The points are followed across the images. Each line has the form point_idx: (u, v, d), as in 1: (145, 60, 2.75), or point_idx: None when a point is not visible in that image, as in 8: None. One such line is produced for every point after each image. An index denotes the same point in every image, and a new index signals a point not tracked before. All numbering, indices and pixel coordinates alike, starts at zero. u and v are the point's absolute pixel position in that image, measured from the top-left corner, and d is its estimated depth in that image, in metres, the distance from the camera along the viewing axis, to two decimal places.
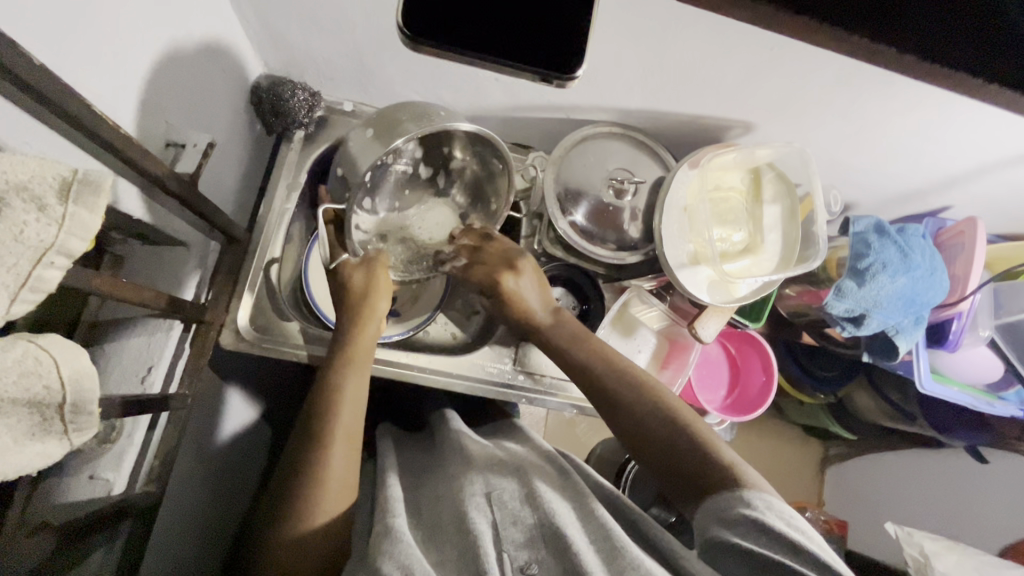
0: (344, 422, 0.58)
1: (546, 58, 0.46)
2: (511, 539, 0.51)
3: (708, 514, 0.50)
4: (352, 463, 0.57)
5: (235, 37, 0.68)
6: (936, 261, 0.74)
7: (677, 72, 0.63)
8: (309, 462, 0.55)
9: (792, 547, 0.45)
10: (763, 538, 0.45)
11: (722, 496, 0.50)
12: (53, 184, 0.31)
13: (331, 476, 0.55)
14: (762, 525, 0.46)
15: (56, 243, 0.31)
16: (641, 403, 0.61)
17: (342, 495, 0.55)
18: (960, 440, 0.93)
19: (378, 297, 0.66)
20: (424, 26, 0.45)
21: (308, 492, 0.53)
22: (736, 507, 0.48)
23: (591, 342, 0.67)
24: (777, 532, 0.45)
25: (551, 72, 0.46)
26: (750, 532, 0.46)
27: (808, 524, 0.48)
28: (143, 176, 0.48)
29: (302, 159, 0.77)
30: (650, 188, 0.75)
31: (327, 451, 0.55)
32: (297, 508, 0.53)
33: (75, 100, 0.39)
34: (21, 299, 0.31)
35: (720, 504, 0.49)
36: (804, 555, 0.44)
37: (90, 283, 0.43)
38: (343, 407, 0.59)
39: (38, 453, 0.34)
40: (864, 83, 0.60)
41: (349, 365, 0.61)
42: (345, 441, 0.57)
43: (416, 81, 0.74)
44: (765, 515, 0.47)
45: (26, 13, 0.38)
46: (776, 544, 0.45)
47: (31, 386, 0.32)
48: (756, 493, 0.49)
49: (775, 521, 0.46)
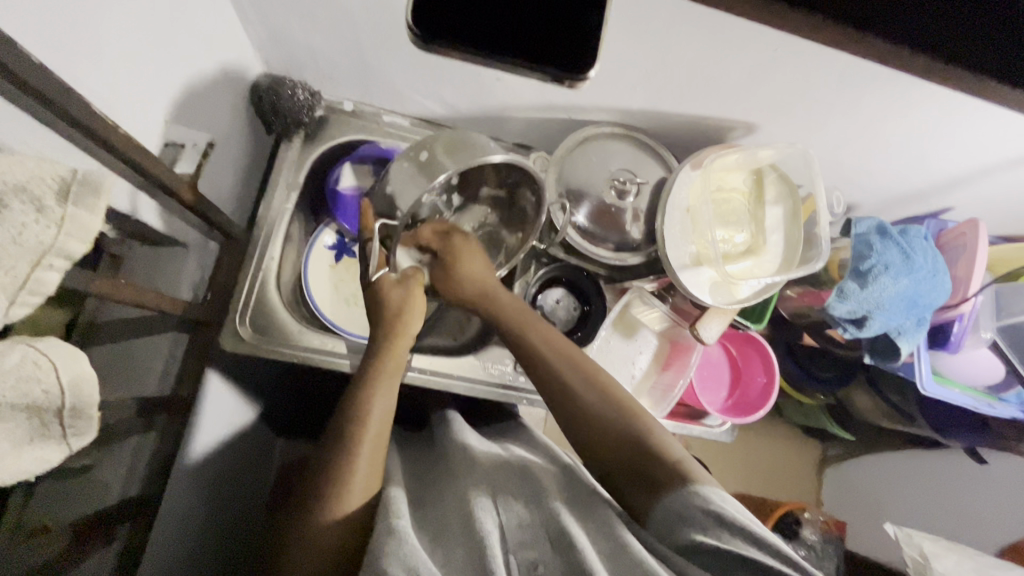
0: (371, 429, 0.58)
1: (556, 58, 0.46)
2: (515, 541, 0.50)
3: (667, 516, 0.50)
4: (377, 466, 0.57)
5: (234, 36, 0.68)
6: (939, 262, 0.74)
7: (681, 72, 0.63)
8: (334, 464, 0.55)
9: (753, 539, 0.46)
10: (724, 532, 0.46)
11: (681, 493, 0.50)
12: (52, 185, 0.31)
13: (355, 473, 0.54)
14: (723, 519, 0.47)
15: (55, 244, 0.30)
16: (593, 394, 0.61)
17: (361, 494, 0.54)
18: (959, 441, 0.93)
19: (412, 315, 0.67)
20: (434, 27, 0.45)
21: (333, 489, 0.53)
22: (695, 505, 0.49)
23: (543, 332, 0.67)
24: (737, 524, 0.46)
25: (562, 71, 0.46)
26: (713, 528, 0.46)
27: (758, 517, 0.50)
28: (142, 175, 0.48)
29: (301, 159, 0.77)
30: (652, 189, 0.75)
31: (354, 458, 0.55)
32: (318, 504, 0.53)
33: (76, 99, 0.38)
34: (20, 302, 0.30)
35: (679, 503, 0.50)
36: (765, 545, 0.45)
37: (88, 284, 0.43)
38: (370, 416, 0.58)
39: (37, 458, 0.33)
40: (869, 84, 0.59)
41: (380, 381, 0.61)
42: (373, 446, 0.57)
43: (418, 80, 0.73)
44: (724, 508, 0.48)
45: (19, 9, 0.37)
46: (736, 535, 0.46)
47: (31, 390, 0.32)
48: (711, 490, 0.50)
49: (735, 514, 0.47)
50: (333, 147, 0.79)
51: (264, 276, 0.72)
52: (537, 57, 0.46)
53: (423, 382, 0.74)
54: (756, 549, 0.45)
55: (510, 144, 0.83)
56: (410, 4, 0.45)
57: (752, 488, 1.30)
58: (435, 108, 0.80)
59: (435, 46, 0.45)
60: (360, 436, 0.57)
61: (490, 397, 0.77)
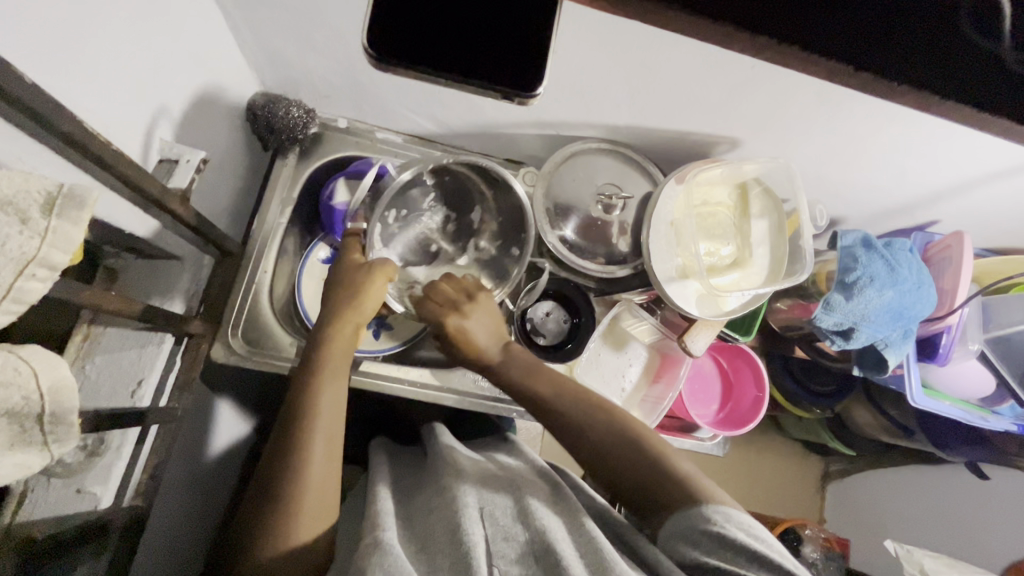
0: (320, 424, 0.57)
1: (512, 75, 0.46)
2: (501, 554, 0.50)
3: (672, 532, 0.50)
4: (332, 469, 0.56)
5: (230, 56, 0.70)
6: (924, 274, 0.74)
7: (664, 90, 0.64)
8: (285, 475, 0.54)
9: (756, 558, 0.46)
10: (726, 552, 0.46)
11: (686, 513, 0.51)
12: (37, 199, 0.32)
13: (309, 471, 0.54)
14: (726, 540, 0.47)
15: (38, 255, 0.31)
16: (613, 431, 0.60)
17: (320, 496, 0.54)
18: (960, 457, 0.92)
19: (372, 293, 0.66)
20: (394, 46, 0.45)
21: (290, 493, 0.53)
22: (697, 525, 0.49)
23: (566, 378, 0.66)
24: (739, 544, 0.47)
25: (514, 89, 0.46)
26: (715, 549, 0.47)
27: (765, 527, 0.50)
28: (135, 190, 0.49)
29: (295, 175, 0.79)
30: (638, 204, 0.77)
31: (304, 457, 0.55)
32: (279, 506, 0.53)
33: (68, 118, 0.40)
34: (3, 310, 0.31)
35: (685, 521, 0.50)
36: (767, 562, 0.46)
37: (77, 296, 0.44)
38: (319, 416, 0.58)
39: (16, 464, 0.34)
40: (844, 102, 0.61)
41: (329, 370, 0.61)
42: (326, 450, 0.57)
43: (408, 98, 0.75)
44: (726, 527, 0.48)
45: (18, 31, 0.39)
46: (739, 557, 0.46)
47: (10, 396, 0.32)
48: (715, 506, 0.50)
49: (738, 534, 0.47)
50: (327, 163, 0.81)
51: (258, 287, 0.76)
52: (490, 78, 0.46)
53: (414, 395, 0.75)
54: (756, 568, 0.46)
55: (500, 159, 0.85)
56: (367, 25, 0.44)
57: (753, 505, 1.29)
58: (427, 126, 0.82)
59: (391, 65, 0.45)
60: (310, 435, 0.56)
61: (478, 410, 0.77)
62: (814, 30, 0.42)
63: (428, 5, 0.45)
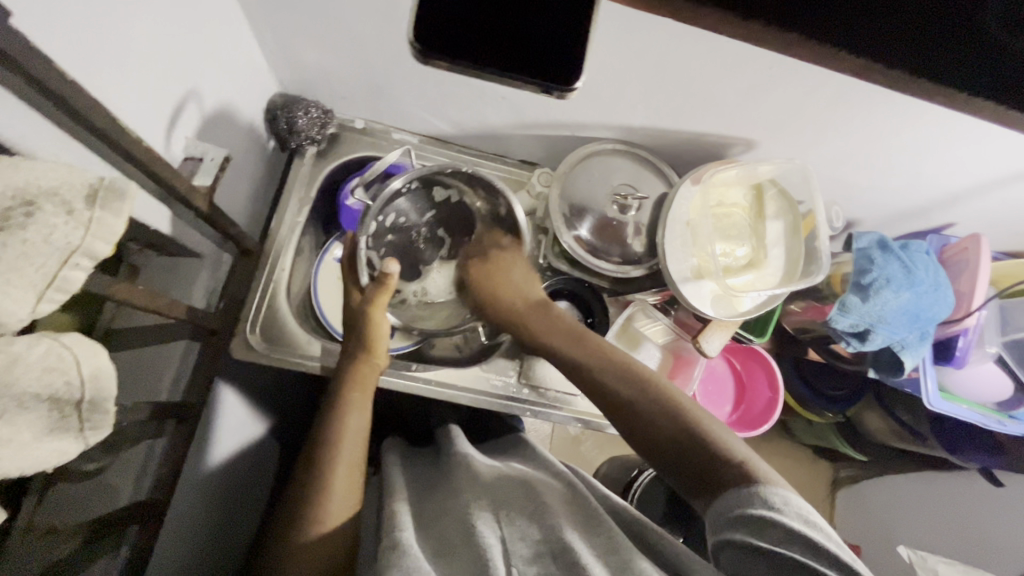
0: (344, 449, 0.58)
1: (547, 70, 0.45)
2: (518, 554, 0.50)
3: (723, 508, 0.49)
4: (353, 491, 0.57)
5: (252, 56, 0.71)
6: (940, 276, 0.74)
7: (680, 90, 0.65)
8: (311, 483, 0.56)
9: (811, 546, 0.44)
10: (775, 537, 0.44)
11: (738, 492, 0.49)
12: (81, 191, 0.33)
13: (332, 494, 0.55)
14: (776, 524, 0.45)
15: (82, 245, 0.32)
16: (657, 414, 0.60)
17: (339, 512, 0.55)
18: (974, 463, 0.91)
19: (376, 311, 0.65)
20: (437, 41, 0.44)
21: (310, 508, 0.54)
22: (750, 505, 0.47)
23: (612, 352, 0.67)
24: (790, 529, 0.44)
25: (552, 83, 0.46)
26: (763, 530, 0.45)
27: (821, 516, 0.48)
28: (164, 187, 0.50)
29: (313, 175, 0.80)
30: (653, 204, 0.77)
31: (328, 482, 0.56)
32: (300, 521, 0.54)
33: (103, 114, 0.41)
34: (46, 299, 0.32)
35: (737, 500, 0.49)
36: (823, 553, 0.43)
37: (108, 289, 0.44)
38: (346, 432, 0.59)
39: (55, 450, 0.35)
40: (861, 103, 0.61)
41: (350, 393, 0.62)
42: (350, 463, 0.58)
43: (425, 99, 0.76)
44: (777, 511, 0.46)
45: (55, 28, 0.40)
46: (790, 543, 0.44)
47: (53, 382, 0.33)
48: (772, 489, 0.48)
49: (790, 520, 0.45)
50: (345, 163, 0.82)
51: (275, 287, 0.75)
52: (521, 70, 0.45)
53: (428, 393, 0.75)
54: (810, 558, 0.43)
55: (514, 160, 0.86)
56: (412, 20, 0.44)
57: None
58: (442, 127, 0.83)
59: (435, 60, 0.45)
60: (334, 460, 0.57)
61: (491, 408, 0.78)
62: (838, 25, 0.42)
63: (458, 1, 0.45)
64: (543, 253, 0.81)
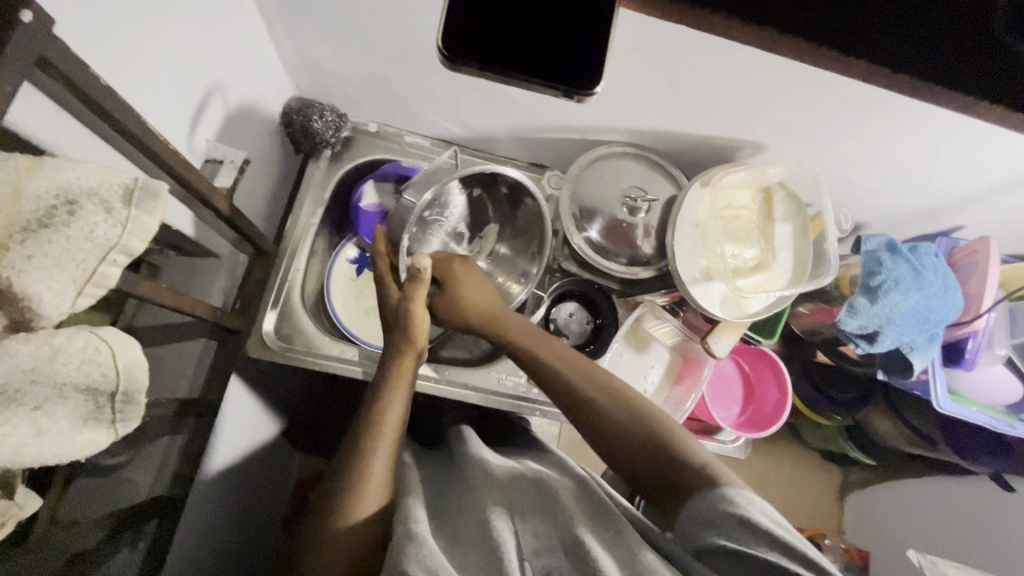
0: (383, 444, 0.59)
1: (564, 75, 0.47)
2: (528, 548, 0.52)
3: (692, 515, 0.50)
4: (388, 484, 0.58)
5: (269, 60, 0.73)
6: (949, 278, 0.74)
7: (690, 93, 0.65)
8: (347, 476, 0.57)
9: (779, 544, 0.45)
10: (746, 536, 0.45)
11: (709, 494, 0.50)
12: (119, 191, 0.34)
13: (370, 487, 0.56)
14: (747, 523, 0.46)
15: (119, 242, 0.34)
16: (621, 416, 0.59)
17: (373, 504, 0.56)
18: (985, 467, 0.90)
19: (418, 306, 0.66)
20: (462, 47, 0.46)
21: (346, 499, 0.55)
22: (718, 506, 0.48)
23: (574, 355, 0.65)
24: (760, 527, 0.45)
25: (569, 87, 0.47)
26: (737, 532, 0.46)
27: (789, 519, 0.48)
28: (188, 188, 0.52)
29: (328, 176, 0.81)
30: (663, 206, 0.78)
31: (364, 475, 0.57)
32: (335, 512, 0.55)
33: (133, 117, 0.43)
34: (86, 293, 0.34)
35: (704, 504, 0.49)
36: (790, 550, 0.44)
37: (136, 286, 0.46)
38: (383, 427, 0.60)
39: (88, 439, 0.37)
40: (870, 107, 0.62)
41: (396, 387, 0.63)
42: (388, 457, 0.59)
43: (437, 102, 0.77)
44: (747, 510, 0.47)
45: (88, 35, 0.42)
46: (762, 543, 0.44)
47: (91, 373, 0.35)
48: (738, 490, 0.49)
49: (760, 518, 0.46)
50: (359, 165, 0.83)
51: (290, 286, 0.76)
52: (535, 73, 0.46)
53: (439, 393, 0.76)
54: (779, 555, 0.44)
55: (525, 163, 0.87)
56: (439, 27, 0.46)
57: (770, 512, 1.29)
58: (454, 130, 0.84)
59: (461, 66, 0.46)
60: (371, 454, 0.58)
61: (502, 407, 0.79)
62: (845, 30, 0.43)
63: (475, 8, 0.46)
64: (551, 253, 0.81)
